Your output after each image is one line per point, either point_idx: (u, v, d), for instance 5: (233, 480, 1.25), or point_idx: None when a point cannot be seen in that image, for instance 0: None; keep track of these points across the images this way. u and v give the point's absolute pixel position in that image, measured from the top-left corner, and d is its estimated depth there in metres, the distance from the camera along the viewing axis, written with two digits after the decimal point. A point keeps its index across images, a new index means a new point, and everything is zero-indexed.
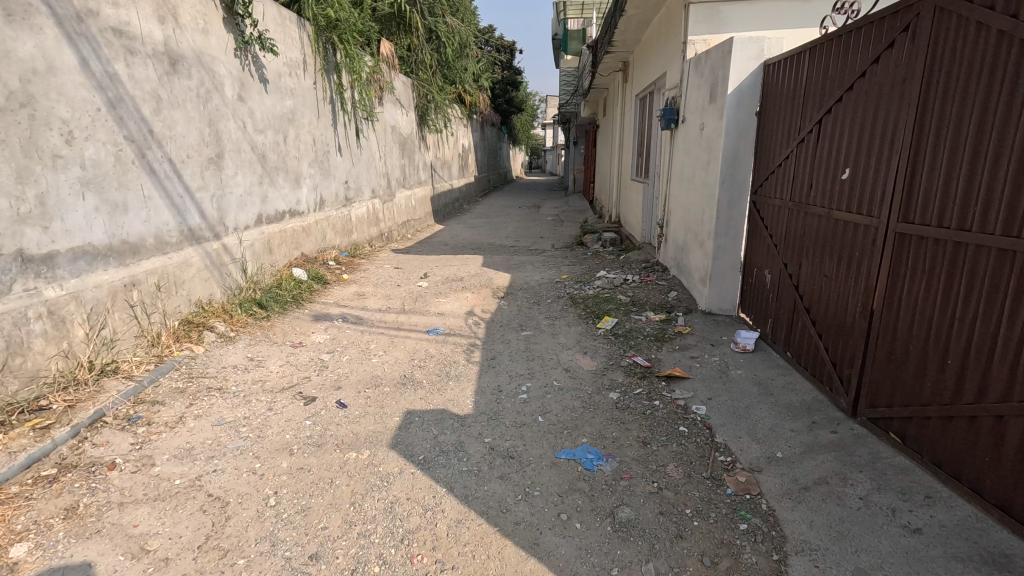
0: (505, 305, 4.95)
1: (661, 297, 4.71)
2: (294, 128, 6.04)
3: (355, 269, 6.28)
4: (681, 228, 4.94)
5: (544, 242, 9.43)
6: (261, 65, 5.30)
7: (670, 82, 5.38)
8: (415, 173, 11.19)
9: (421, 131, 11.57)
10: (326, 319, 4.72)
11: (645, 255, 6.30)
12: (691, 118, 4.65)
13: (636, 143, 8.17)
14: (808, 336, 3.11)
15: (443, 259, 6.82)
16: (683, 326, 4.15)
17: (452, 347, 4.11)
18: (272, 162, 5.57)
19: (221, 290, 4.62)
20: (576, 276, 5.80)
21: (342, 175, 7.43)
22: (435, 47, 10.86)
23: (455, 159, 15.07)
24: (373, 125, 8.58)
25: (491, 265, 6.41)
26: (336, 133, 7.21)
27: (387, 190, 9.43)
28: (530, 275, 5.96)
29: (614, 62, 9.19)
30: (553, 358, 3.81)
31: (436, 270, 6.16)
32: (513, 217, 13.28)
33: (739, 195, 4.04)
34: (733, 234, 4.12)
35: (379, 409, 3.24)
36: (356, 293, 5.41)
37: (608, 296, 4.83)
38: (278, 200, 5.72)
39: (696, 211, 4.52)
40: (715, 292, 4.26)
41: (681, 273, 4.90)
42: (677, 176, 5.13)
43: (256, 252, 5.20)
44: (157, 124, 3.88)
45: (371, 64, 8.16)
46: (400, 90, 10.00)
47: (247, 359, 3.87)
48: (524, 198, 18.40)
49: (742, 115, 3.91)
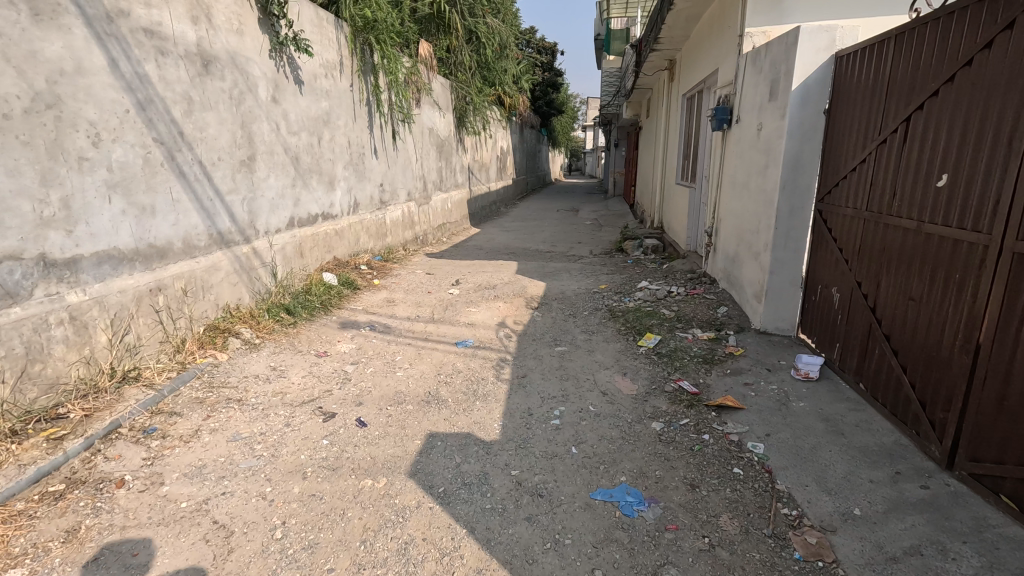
0: (538, 317, 4.67)
1: (709, 312, 4.32)
2: (329, 131, 5.97)
3: (387, 274, 6.14)
4: (732, 237, 4.53)
5: (582, 248, 9.08)
6: (296, 66, 5.23)
7: (723, 79, 4.97)
8: (451, 176, 11.06)
9: (458, 133, 11.46)
10: (353, 327, 4.56)
11: (690, 265, 5.89)
12: (746, 118, 4.24)
13: (682, 145, 7.72)
14: (886, 367, 2.69)
15: (476, 265, 6.61)
16: (734, 346, 3.76)
17: (480, 362, 3.86)
18: (305, 165, 5.49)
19: (250, 295, 4.54)
20: (616, 286, 5.46)
21: (377, 178, 7.35)
22: (474, 48, 10.71)
23: (492, 162, 14.91)
24: (410, 127, 8.49)
25: (525, 273, 6.14)
26: (372, 135, 7.13)
27: (423, 193, 9.32)
28: (566, 284, 5.66)
29: (660, 60, 8.77)
30: (589, 379, 3.50)
31: (468, 277, 5.95)
32: (550, 222, 12.97)
33: (803, 202, 3.62)
34: (794, 246, 3.70)
35: (399, 430, 3.03)
36: (385, 300, 5.26)
37: (651, 311, 4.48)
38: (311, 203, 5.64)
39: (751, 219, 4.11)
40: (771, 309, 3.85)
41: (732, 286, 4.49)
42: (728, 181, 4.72)
43: (287, 256, 5.12)
44: (187, 126, 3.82)
45: (409, 66, 8.06)
46: (438, 92, 9.90)
47: (270, 368, 3.74)
48: (562, 201, 18.05)
49: (808, 114, 3.49)
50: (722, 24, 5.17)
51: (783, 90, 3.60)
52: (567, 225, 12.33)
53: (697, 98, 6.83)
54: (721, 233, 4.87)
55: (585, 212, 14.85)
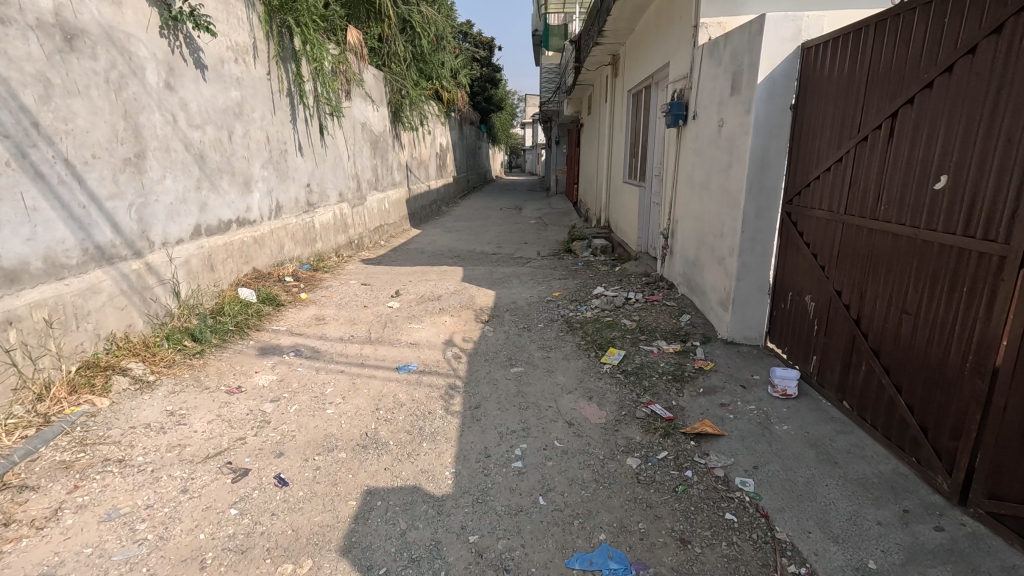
0: (489, 332, 4.22)
1: (672, 321, 4.05)
2: (242, 124, 5.21)
3: (316, 286, 5.47)
4: (692, 240, 4.29)
5: (529, 249, 8.71)
6: (196, 48, 4.46)
7: (675, 73, 4.73)
8: (388, 175, 10.34)
9: (395, 129, 10.78)
10: (274, 354, 3.91)
11: (644, 268, 5.65)
12: (705, 113, 3.99)
13: (629, 143, 7.51)
14: (876, 384, 2.47)
15: (417, 273, 6.06)
16: (704, 360, 3.49)
17: (426, 391, 3.36)
18: (213, 163, 4.73)
19: (144, 320, 3.78)
20: (570, 292, 5.11)
21: (303, 177, 6.60)
22: (408, 38, 10.08)
23: (432, 159, 14.27)
24: (340, 121, 7.77)
25: (472, 280, 5.66)
26: (296, 130, 6.38)
27: (357, 193, 8.59)
28: (518, 292, 5.24)
29: (603, 55, 8.55)
30: (552, 407, 3.10)
31: (409, 287, 5.39)
32: (494, 221, 12.52)
33: (769, 204, 3.39)
34: (761, 250, 3.48)
35: (329, 488, 2.48)
36: (314, 318, 4.61)
37: (611, 321, 4.15)
38: (222, 208, 4.88)
39: (713, 221, 3.86)
40: (738, 318, 3.62)
41: (694, 292, 4.24)
42: (685, 180, 4.48)
43: (192, 270, 4.36)
44: (43, 115, 3.05)
45: (336, 54, 7.34)
46: (371, 84, 9.20)
47: (166, 414, 3.05)
48: (504, 200, 17.65)
49: (773, 109, 3.26)
50: (671, 15, 4.92)
51: (747, 83, 3.35)
52: (511, 225, 11.93)
53: (644, 95, 6.62)
54: (678, 235, 4.64)
55: (527, 211, 14.52)
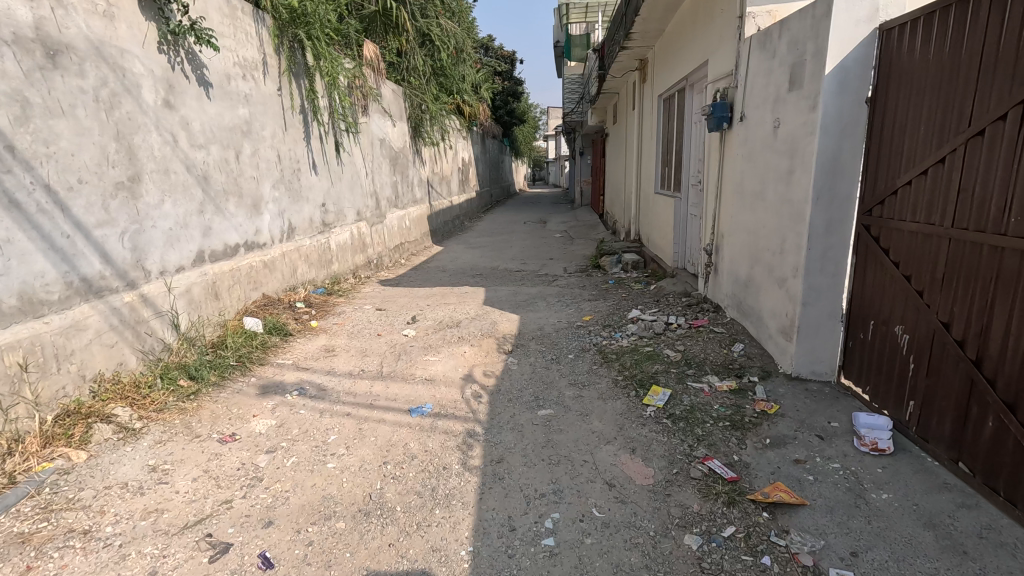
0: (513, 365, 3.77)
1: (723, 352, 3.52)
2: (250, 142, 4.95)
3: (329, 312, 5.13)
4: (742, 258, 3.77)
5: (554, 266, 8.25)
6: (199, 64, 4.21)
7: (716, 71, 4.25)
8: (408, 191, 10.07)
9: (415, 145, 10.53)
10: (276, 393, 3.54)
11: (684, 287, 5.12)
12: (756, 113, 3.49)
13: (660, 151, 7.02)
14: (1011, 445, 1.94)
15: (437, 295, 5.67)
16: (767, 401, 2.95)
17: (441, 440, 2.92)
18: (218, 185, 4.46)
19: (136, 357, 3.47)
20: (603, 316, 4.62)
21: (318, 197, 6.33)
22: (427, 52, 9.87)
23: (454, 174, 14.02)
24: (357, 138, 7.52)
25: (495, 303, 5.23)
26: (310, 147, 6.13)
27: (376, 211, 8.31)
28: (545, 316, 4.78)
29: (630, 60, 8.12)
30: (588, 463, 2.61)
31: (427, 312, 4.99)
32: (517, 236, 12.11)
33: (842, 215, 2.87)
34: (832, 270, 2.95)
35: (321, 572, 2.05)
36: (322, 350, 4.24)
37: (652, 352, 3.64)
38: (229, 231, 4.60)
39: (769, 236, 3.34)
40: (806, 350, 3.08)
41: (747, 318, 3.71)
42: (732, 190, 3.97)
43: (194, 300, 4.06)
44: (20, 137, 2.78)
45: (352, 69, 7.11)
46: (389, 99, 8.97)
47: (148, 470, 2.68)
48: (528, 213, 17.27)
49: (845, 103, 2.75)
50: (710, 8, 4.47)
51: (811, 75, 2.85)
52: (535, 240, 11.50)
53: (677, 98, 6.16)
54: (725, 252, 4.12)
55: (552, 224, 14.09)
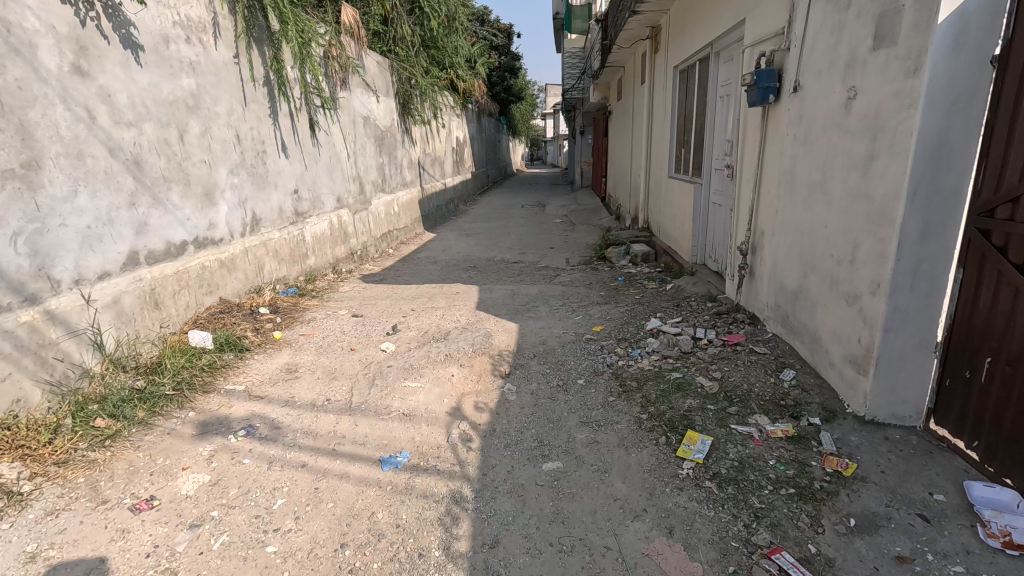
0: (511, 396, 3.09)
1: (771, 382, 2.85)
2: (200, 119, 4.18)
3: (297, 319, 4.42)
4: (792, 263, 3.08)
5: (556, 257, 7.53)
6: (124, 21, 3.42)
7: (759, 32, 3.49)
8: (396, 174, 9.27)
9: (404, 123, 9.68)
10: (217, 433, 2.85)
11: (710, 290, 4.43)
12: (820, 81, 2.76)
13: (675, 130, 6.26)
14: None
15: (424, 297, 4.96)
16: (839, 457, 2.28)
17: (419, 509, 2.26)
18: (156, 171, 3.71)
19: (40, 392, 2.77)
20: (616, 326, 3.94)
21: (289, 182, 5.57)
22: (415, 20, 8.97)
23: (447, 154, 13.16)
24: (335, 115, 6.71)
25: (490, 307, 4.53)
26: (278, 125, 5.34)
27: (359, 197, 7.54)
28: (548, 325, 4.08)
29: (640, 27, 7.27)
30: (613, 551, 1.96)
31: (410, 320, 4.29)
32: (515, 221, 11.35)
33: (946, 216, 2.17)
34: (926, 287, 2.25)
35: None
36: (283, 370, 3.55)
37: (681, 381, 2.96)
38: (172, 226, 3.86)
39: (836, 239, 2.64)
40: (886, 389, 2.40)
41: (797, 337, 3.03)
42: (778, 178, 3.25)
43: (123, 312, 3.35)
44: None
45: (327, 36, 6.27)
46: (373, 73, 8.12)
47: (24, 560, 2.01)
48: (526, 196, 16.44)
49: (962, 64, 2.02)
50: None
51: (911, 27, 2.11)
52: (534, 226, 10.74)
53: (698, 69, 5.38)
54: (766, 252, 3.42)
55: (552, 207, 13.31)
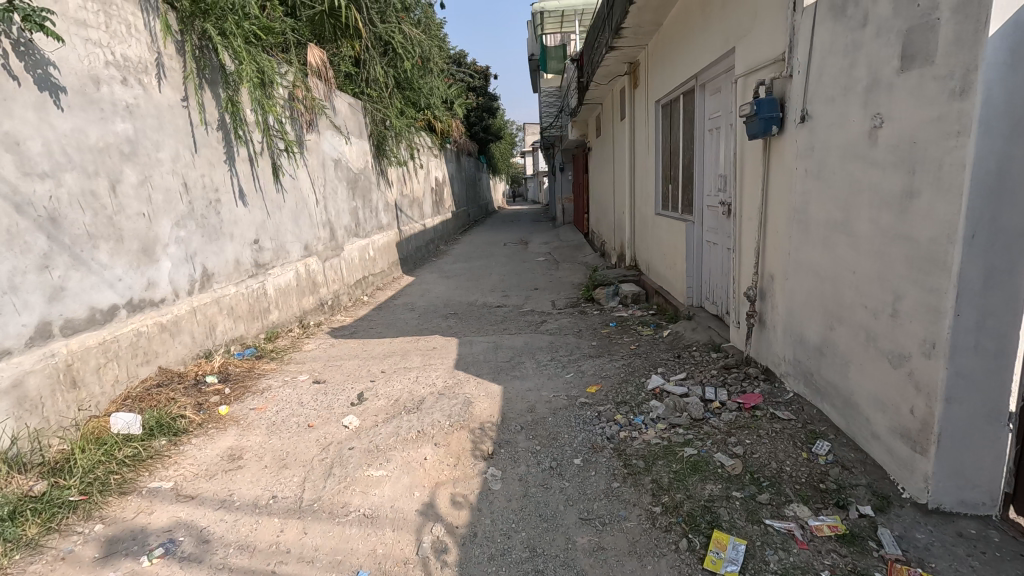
0: (495, 484, 2.57)
1: (804, 458, 2.39)
2: (139, 167, 3.73)
3: (249, 389, 3.86)
4: (812, 313, 2.67)
5: (541, 301, 7.10)
6: (40, 60, 3.00)
7: (754, 59, 3.21)
8: (372, 217, 8.87)
9: (379, 165, 9.37)
10: (127, 554, 2.26)
11: (713, 338, 4.01)
12: (832, 108, 2.43)
13: (660, 165, 6.00)
14: None
15: (397, 355, 4.45)
16: (909, 565, 1.81)
17: None
18: (79, 226, 3.22)
19: None
20: (613, 386, 3.47)
21: (248, 232, 5.11)
22: (388, 63, 8.78)
23: (426, 195, 12.87)
24: (302, 159, 6.33)
25: (470, 366, 4.04)
26: (235, 171, 4.92)
27: (330, 243, 7.09)
28: (536, 386, 3.60)
29: (617, 64, 7.15)
30: None
31: (380, 385, 3.78)
32: (497, 261, 10.97)
33: (1011, 262, 1.79)
34: (992, 346, 1.86)
35: None
36: (224, 458, 2.98)
37: (697, 459, 2.49)
38: (97, 289, 3.33)
39: (868, 287, 2.25)
40: (952, 471, 1.96)
41: (826, 400, 2.60)
42: (787, 217, 2.89)
43: (25, 397, 2.78)
44: None
45: (292, 77, 5.95)
46: (345, 115, 7.84)
47: None
48: (508, 234, 16.19)
49: (1019, 82, 1.69)
50: None
51: (950, 42, 1.79)
52: (517, 266, 10.37)
53: (683, 103, 5.14)
54: (778, 299, 3.02)
55: (535, 245, 13.02)
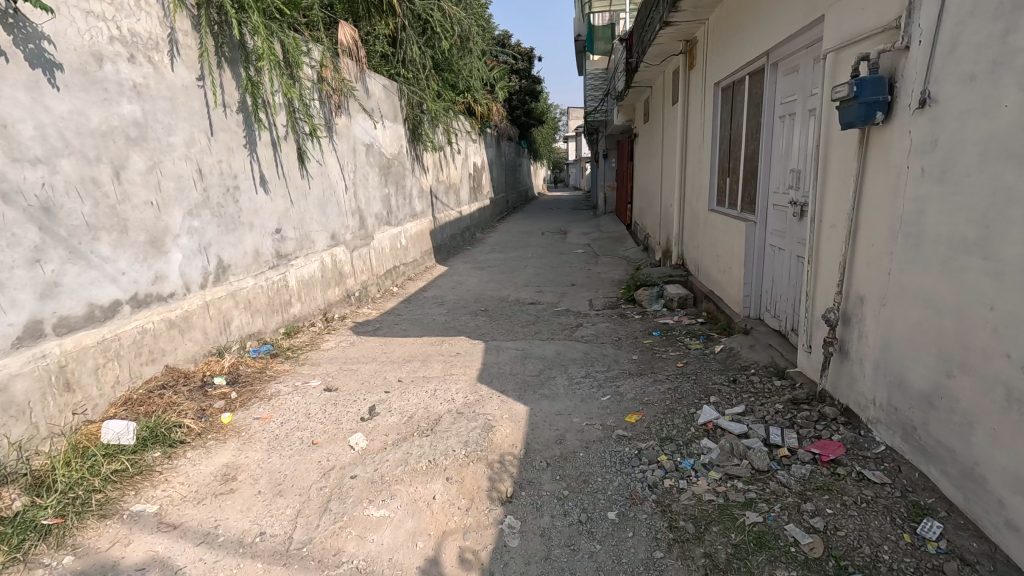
0: (512, 540, 2.17)
1: (906, 543, 1.86)
2: (148, 151, 3.48)
3: (257, 394, 3.60)
4: (920, 351, 2.11)
5: (578, 299, 6.61)
6: (32, 35, 2.74)
7: (852, 29, 2.59)
8: (405, 204, 8.56)
9: (414, 150, 9.03)
10: None
11: (777, 361, 3.45)
12: (970, 91, 1.84)
13: (718, 155, 5.36)
14: None
15: (417, 360, 4.09)
16: None
17: None
18: (77, 216, 2.98)
19: None
20: (656, 415, 2.99)
21: (270, 220, 4.86)
22: (425, 42, 8.38)
23: (463, 180, 12.48)
24: (330, 144, 6.03)
25: (495, 379, 3.63)
26: (257, 155, 4.65)
27: (359, 231, 6.81)
28: (567, 410, 3.16)
29: (672, 42, 6.46)
30: None
31: (394, 398, 3.43)
32: (534, 252, 10.50)
33: None
34: None
35: None
36: (217, 478, 2.69)
37: (763, 532, 2.01)
38: (97, 283, 3.10)
39: (1014, 329, 1.68)
40: None
41: (934, 464, 2.05)
42: (888, 227, 2.31)
43: (9, 402, 2.56)
44: None
45: (320, 56, 5.62)
46: (378, 98, 7.50)
47: None
48: (547, 222, 15.65)
49: None
50: None
51: None
52: (554, 258, 9.88)
53: (748, 84, 4.49)
54: (869, 328, 2.46)
55: (574, 236, 12.46)
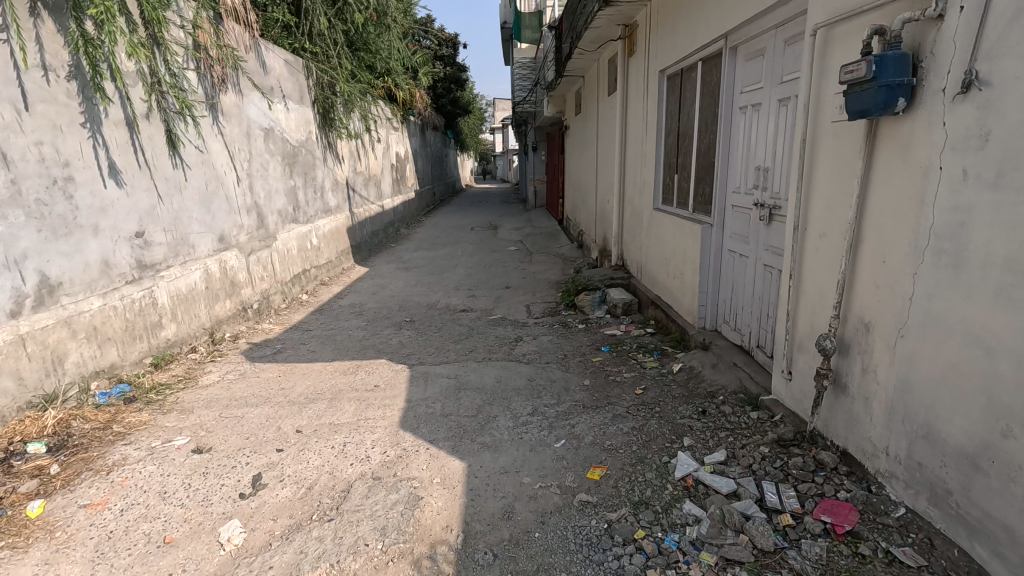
0: None
1: None
2: None
3: (91, 465, 2.63)
4: (959, 399, 1.69)
5: (515, 305, 5.99)
6: None
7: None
8: (316, 198, 7.51)
9: (326, 137, 7.96)
10: None
11: (750, 387, 3.01)
12: None
13: (664, 148, 4.94)
14: None
15: (322, 401, 3.26)
16: None
17: None
18: None
19: None
20: (623, 469, 2.42)
21: (128, 220, 3.78)
22: (335, 15, 7.36)
23: (385, 172, 11.45)
24: (213, 126, 4.94)
25: (422, 424, 2.91)
26: (103, 136, 3.57)
27: (258, 231, 5.76)
28: (515, 466, 2.51)
29: (611, 26, 5.98)
30: None
31: (289, 461, 2.62)
32: (464, 250, 9.77)
33: None
34: None
35: None
36: None
37: None
38: None
39: None
40: None
41: (982, 542, 1.64)
42: (911, 239, 1.86)
43: None
44: None
45: (193, 15, 4.53)
46: (279, 75, 6.42)
47: None
48: (477, 216, 14.93)
49: None
50: None
51: None
52: (487, 256, 9.21)
53: (700, 71, 4.05)
54: (879, 362, 2.02)
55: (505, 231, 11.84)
